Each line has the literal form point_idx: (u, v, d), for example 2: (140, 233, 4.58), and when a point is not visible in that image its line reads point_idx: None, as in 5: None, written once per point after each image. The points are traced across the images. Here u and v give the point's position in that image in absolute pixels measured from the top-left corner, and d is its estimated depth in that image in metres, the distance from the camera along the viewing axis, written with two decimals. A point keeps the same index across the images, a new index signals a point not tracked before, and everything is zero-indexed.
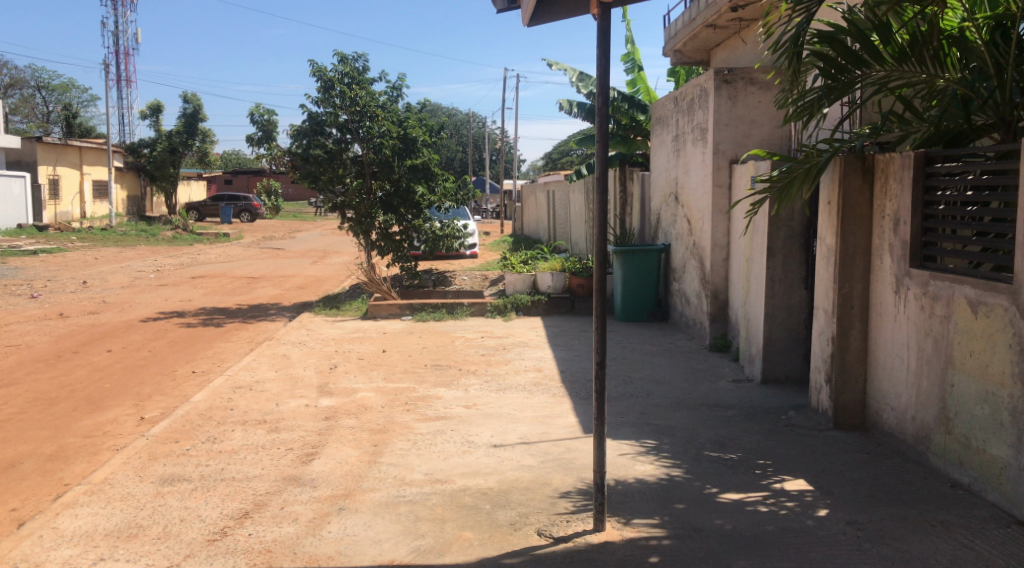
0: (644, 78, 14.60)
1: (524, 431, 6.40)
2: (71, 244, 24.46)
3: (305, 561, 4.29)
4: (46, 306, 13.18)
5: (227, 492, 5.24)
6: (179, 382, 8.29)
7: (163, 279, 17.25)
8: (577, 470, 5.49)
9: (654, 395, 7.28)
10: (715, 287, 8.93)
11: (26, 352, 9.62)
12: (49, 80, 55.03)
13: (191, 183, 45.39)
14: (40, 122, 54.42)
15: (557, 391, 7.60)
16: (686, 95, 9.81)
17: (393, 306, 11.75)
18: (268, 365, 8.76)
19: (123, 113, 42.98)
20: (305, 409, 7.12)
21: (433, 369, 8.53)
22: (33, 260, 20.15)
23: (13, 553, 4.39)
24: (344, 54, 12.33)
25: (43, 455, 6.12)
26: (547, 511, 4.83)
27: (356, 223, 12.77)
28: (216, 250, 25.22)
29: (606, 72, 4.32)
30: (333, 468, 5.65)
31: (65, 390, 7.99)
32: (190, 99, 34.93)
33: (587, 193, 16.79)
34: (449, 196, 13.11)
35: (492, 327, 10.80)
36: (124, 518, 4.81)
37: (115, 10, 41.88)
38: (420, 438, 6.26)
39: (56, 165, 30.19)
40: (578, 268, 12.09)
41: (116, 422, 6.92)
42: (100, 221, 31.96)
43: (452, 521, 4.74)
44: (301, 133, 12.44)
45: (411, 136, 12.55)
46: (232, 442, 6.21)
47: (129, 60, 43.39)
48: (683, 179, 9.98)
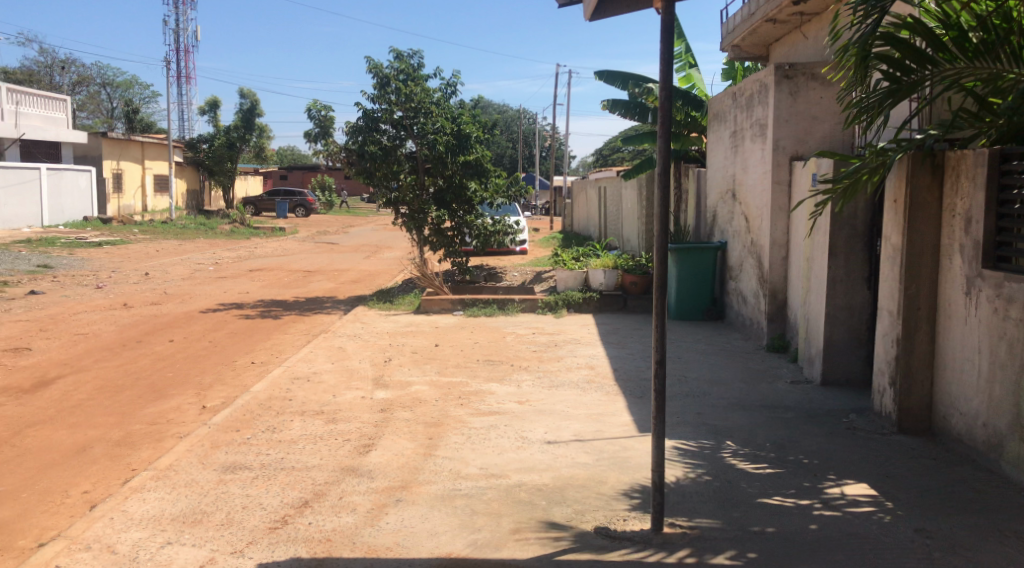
0: (697, 75, 14.37)
1: (578, 428, 6.37)
2: (134, 237, 25.15)
3: (364, 551, 4.34)
4: (111, 297, 13.55)
5: (287, 481, 5.33)
6: (238, 373, 8.46)
7: (222, 272, 17.62)
8: (633, 469, 5.45)
9: (711, 395, 7.18)
10: (774, 286, 8.77)
11: (94, 341, 9.93)
12: (114, 77, 56.60)
13: (247, 177, 46.15)
14: (105, 119, 56.15)
15: (610, 389, 7.55)
16: (745, 90, 9.62)
17: (444, 301, 11.84)
18: (325, 357, 8.88)
19: (182, 109, 44.11)
20: (361, 400, 7.21)
21: (486, 364, 8.54)
22: (98, 252, 20.76)
23: (86, 534, 4.52)
24: (400, 51, 12.50)
25: (111, 441, 6.30)
26: (604, 509, 4.81)
27: (409, 219, 12.87)
28: (273, 244, 25.70)
29: (671, 67, 4.28)
30: (390, 460, 5.71)
31: (130, 378, 8.22)
32: (247, 95, 35.58)
33: (640, 190, 16.58)
34: (501, 192, 13.10)
35: (543, 324, 10.76)
36: (189, 505, 4.93)
37: (176, 8, 42.93)
38: (475, 433, 6.30)
39: (120, 159, 31.11)
40: (630, 264, 12.01)
41: (180, 411, 7.10)
42: (160, 214, 32.78)
43: (508, 516, 4.75)
44: (356, 130, 12.59)
45: (465, 132, 12.52)
46: (291, 432, 6.32)
47: (189, 57, 44.40)
48: (741, 176, 9.83)
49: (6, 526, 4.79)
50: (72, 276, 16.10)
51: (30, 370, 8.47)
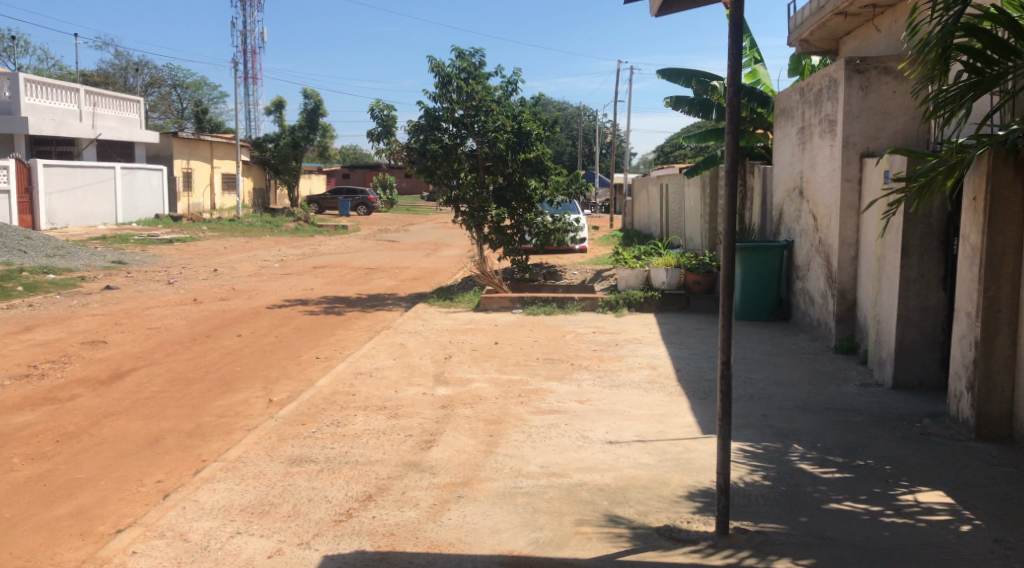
0: (763, 71, 14.10)
1: (640, 429, 6.31)
2: (203, 234, 25.87)
3: (427, 546, 4.38)
4: (181, 292, 13.96)
5: (351, 475, 5.41)
6: (303, 368, 8.62)
7: (287, 269, 17.97)
8: (697, 471, 5.38)
9: (776, 397, 7.03)
10: (842, 287, 8.54)
11: (166, 335, 10.25)
12: (184, 78, 58.27)
13: (311, 176, 47.11)
14: (176, 119, 57.90)
15: (673, 390, 7.46)
16: (813, 85, 9.39)
17: (504, 300, 11.86)
18: (386, 353, 8.99)
19: (248, 110, 45.18)
20: (422, 396, 7.28)
21: (546, 362, 8.53)
22: (168, 249, 21.43)
23: (160, 522, 4.66)
24: (461, 50, 12.60)
25: (183, 432, 6.49)
26: (666, 511, 4.76)
27: (469, 217, 12.89)
28: (336, 242, 26.11)
29: (740, 63, 4.19)
30: (451, 456, 5.74)
31: (201, 372, 8.46)
32: (311, 95, 36.20)
33: (702, 187, 16.34)
34: (561, 189, 13.04)
35: (603, 323, 10.69)
36: (257, 496, 5.04)
37: (244, 11, 43.95)
38: (535, 431, 6.29)
39: (190, 159, 32.05)
40: (693, 264, 11.85)
41: (247, 404, 7.28)
42: (228, 212, 33.68)
43: (570, 515, 4.73)
44: (418, 128, 12.75)
45: (526, 130, 12.46)
46: (355, 427, 6.41)
47: (256, 58, 45.43)
48: (809, 173, 9.60)
49: (86, 511, 4.97)
50: (144, 271, 16.65)
51: (107, 363, 8.79)
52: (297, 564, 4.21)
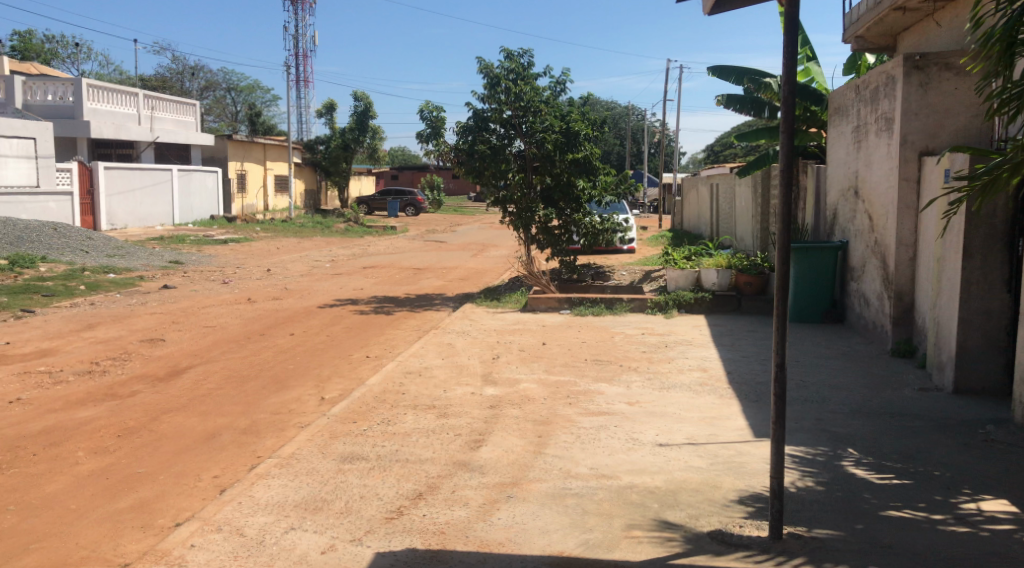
0: (816, 69, 13.84)
1: (691, 432, 6.25)
2: (256, 235, 26.40)
3: (477, 546, 4.40)
4: (236, 291, 14.27)
5: (402, 473, 5.47)
6: (354, 366, 8.74)
7: (337, 269, 18.23)
8: (749, 475, 5.30)
9: (831, 400, 6.89)
10: (900, 288, 8.33)
11: (221, 333, 10.49)
12: (238, 81, 59.50)
13: (361, 178, 47.72)
14: (230, 122, 59.17)
15: (724, 392, 7.36)
16: (870, 83, 9.20)
17: (551, 300, 11.85)
18: (435, 353, 9.06)
19: (300, 112, 45.96)
20: (471, 396, 7.32)
21: (595, 364, 8.50)
22: (223, 249, 21.93)
23: (218, 516, 4.77)
24: (510, 51, 12.60)
25: (239, 428, 6.63)
26: (718, 514, 4.70)
27: (516, 217, 12.93)
28: (385, 242, 26.37)
29: (795, 61, 4.13)
30: (501, 456, 5.76)
31: (255, 369, 8.64)
32: (361, 98, 36.66)
33: (754, 187, 16.10)
34: (609, 189, 12.98)
35: (653, 324, 10.60)
36: (310, 492, 5.12)
37: (295, 15, 44.72)
38: (584, 432, 6.27)
39: (244, 161, 32.74)
40: (745, 264, 11.68)
41: (300, 401, 7.40)
42: (280, 213, 34.31)
43: (620, 517, 4.70)
44: (467, 129, 12.84)
45: (574, 130, 12.43)
46: (405, 425, 6.47)
47: (307, 61, 46.18)
48: (864, 172, 9.40)
49: (147, 505, 5.12)
50: (200, 271, 17.06)
51: (165, 360, 9.02)
52: (350, 561, 4.27)
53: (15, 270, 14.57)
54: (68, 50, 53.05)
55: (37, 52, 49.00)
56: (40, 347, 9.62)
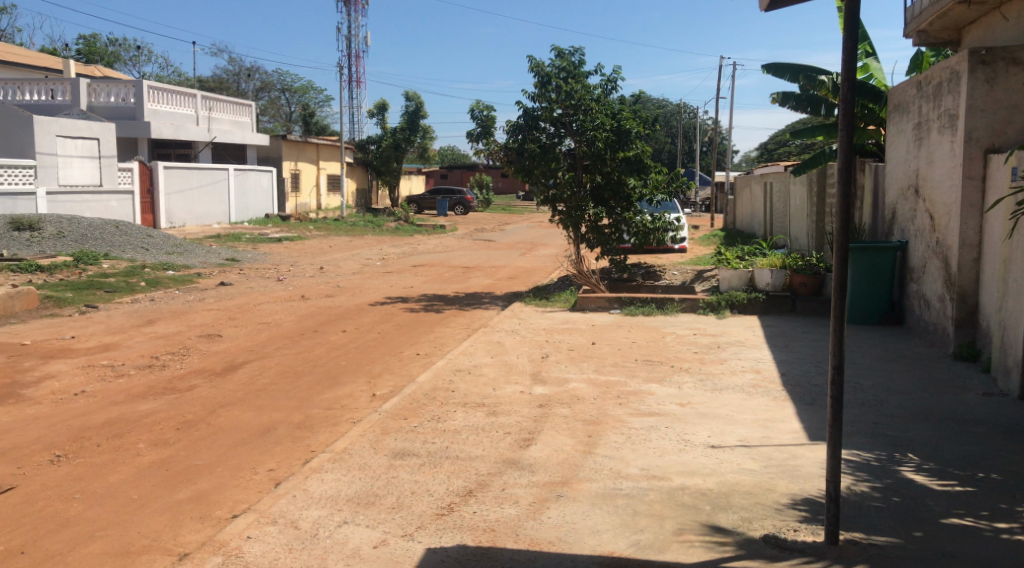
0: (875, 65, 13.51)
1: (744, 434, 6.16)
2: (309, 233, 26.84)
3: (527, 544, 4.40)
4: (289, 289, 14.53)
5: (452, 470, 5.50)
6: (405, 363, 8.82)
7: (388, 267, 18.43)
8: (804, 478, 5.20)
9: (889, 404, 6.73)
10: (962, 290, 8.08)
11: (276, 330, 10.70)
12: (292, 82, 60.57)
13: (411, 177, 48.14)
14: (284, 123, 60.27)
15: (778, 394, 7.24)
16: (932, 79, 8.94)
17: (601, 300, 11.79)
18: (485, 351, 9.09)
19: (353, 112, 46.59)
20: (520, 395, 7.33)
21: (645, 364, 8.43)
22: (277, 247, 22.36)
23: (273, 509, 4.87)
24: (561, 49, 12.58)
25: (293, 423, 6.75)
26: (772, 518, 4.63)
27: (566, 216, 12.92)
28: (435, 241, 26.55)
29: (855, 57, 4.03)
30: (551, 455, 5.75)
31: (309, 365, 8.79)
32: (413, 98, 36.97)
33: (810, 186, 15.77)
34: (661, 188, 12.82)
35: (705, 325, 10.48)
36: (363, 487, 5.19)
37: (348, 16, 45.32)
38: (634, 433, 6.23)
39: (298, 160, 33.32)
40: (800, 264, 11.45)
41: (352, 397, 7.50)
42: (332, 212, 34.82)
43: (672, 519, 4.66)
44: (517, 128, 12.87)
45: (625, 128, 12.35)
46: (455, 422, 6.51)
47: (359, 62, 46.76)
48: (925, 171, 9.15)
49: (205, 496, 5.24)
50: (255, 269, 17.42)
51: (222, 355, 9.24)
52: (401, 556, 4.31)
53: (79, 267, 15.06)
54: (130, 53, 54.61)
55: (101, 55, 50.57)
56: (103, 341, 9.93)
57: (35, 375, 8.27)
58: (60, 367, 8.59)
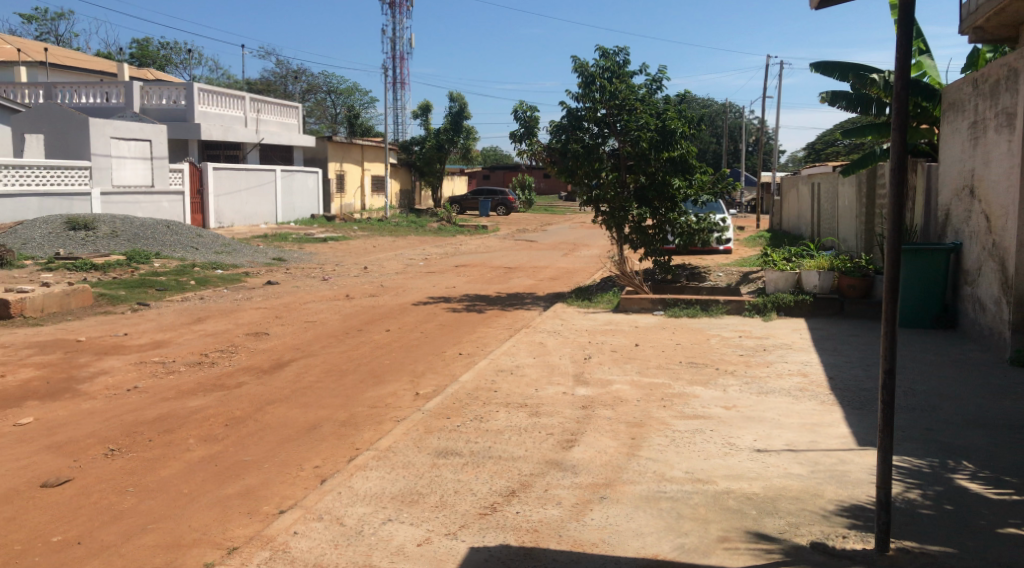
0: (929, 62, 13.18)
1: (791, 438, 6.06)
2: (354, 233, 27.13)
3: (570, 545, 4.39)
4: (334, 288, 14.72)
5: (495, 470, 5.51)
6: (447, 363, 8.87)
7: (431, 267, 18.55)
8: (854, 484, 5.10)
9: (942, 410, 6.56)
10: (1020, 293, 7.85)
11: (321, 329, 10.84)
12: (338, 84, 61.35)
13: (454, 178, 48.41)
14: (330, 124, 61.06)
15: (826, 398, 7.11)
16: (989, 76, 8.70)
17: (644, 301, 11.71)
18: (527, 352, 9.09)
19: (397, 113, 47.01)
20: (563, 396, 7.31)
21: (689, 366, 8.35)
22: (323, 247, 22.66)
23: (319, 505, 4.93)
24: (606, 48, 12.53)
25: (338, 421, 6.84)
26: (820, 524, 4.55)
27: (609, 217, 12.85)
28: (477, 241, 26.64)
29: (909, 55, 3.94)
30: (594, 457, 5.73)
31: (353, 364, 8.88)
32: (456, 99, 37.16)
33: (859, 187, 15.47)
34: (706, 189, 12.70)
35: (750, 327, 10.33)
36: (407, 485, 5.23)
37: (393, 18, 45.75)
38: (679, 436, 6.17)
39: (343, 162, 33.74)
40: (848, 266, 11.22)
41: (396, 396, 7.56)
42: (376, 212, 35.18)
43: (717, 523, 4.61)
44: (560, 128, 12.84)
45: (670, 128, 12.14)
46: (498, 423, 6.53)
47: (403, 64, 47.15)
48: (981, 170, 8.90)
49: (253, 491, 5.34)
50: (301, 268, 17.69)
51: (269, 353, 9.39)
52: (445, 554, 4.33)
53: (132, 265, 15.45)
54: (181, 57, 55.87)
55: (154, 59, 51.84)
56: (155, 338, 10.17)
57: (90, 370, 8.51)
58: (113, 363, 8.82)
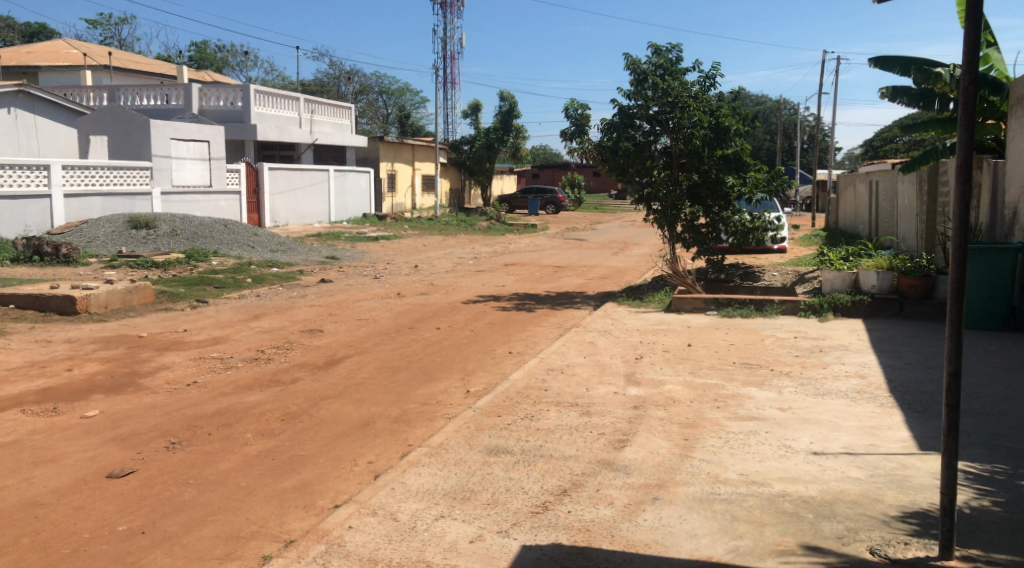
0: (996, 56, 12.75)
1: (849, 441, 5.93)
2: (404, 232, 27.38)
3: (623, 545, 4.36)
4: (386, 286, 14.89)
5: (546, 469, 5.51)
6: (498, 361, 8.90)
7: (481, 266, 18.62)
8: (915, 490, 4.96)
9: (1008, 415, 6.34)
10: None
11: (373, 326, 10.97)
12: (389, 84, 61.99)
13: (503, 177, 48.49)
14: (382, 124, 61.73)
15: (886, 401, 6.93)
16: None
17: (697, 300, 11.57)
18: (577, 351, 9.06)
19: (447, 113, 47.29)
20: (614, 396, 7.27)
21: (743, 367, 8.23)
22: (374, 245, 22.92)
23: (373, 500, 4.99)
24: (658, 46, 12.44)
25: (391, 417, 6.91)
26: (880, 529, 4.44)
27: (661, 215, 12.68)
28: (526, 240, 26.64)
29: (977, 49, 3.82)
30: (646, 457, 5.69)
31: (405, 361, 8.97)
32: (506, 98, 37.19)
33: (920, 185, 15.03)
34: (761, 187, 12.43)
35: (806, 328, 10.13)
36: (459, 482, 5.26)
37: (444, 18, 46.02)
38: (733, 437, 6.08)
39: (394, 161, 34.09)
40: (909, 266, 10.92)
41: (447, 394, 7.61)
42: (427, 211, 35.45)
43: (772, 526, 4.53)
44: (612, 126, 12.81)
45: (724, 125, 12.09)
46: (549, 422, 6.52)
47: (454, 63, 47.41)
48: None
49: (309, 485, 5.43)
50: (353, 266, 17.93)
51: (323, 350, 9.54)
52: (497, 552, 4.34)
53: (191, 263, 15.84)
54: (238, 59, 57.11)
55: (211, 61, 53.09)
56: (213, 334, 10.41)
57: (152, 365, 8.76)
58: (174, 358, 9.05)
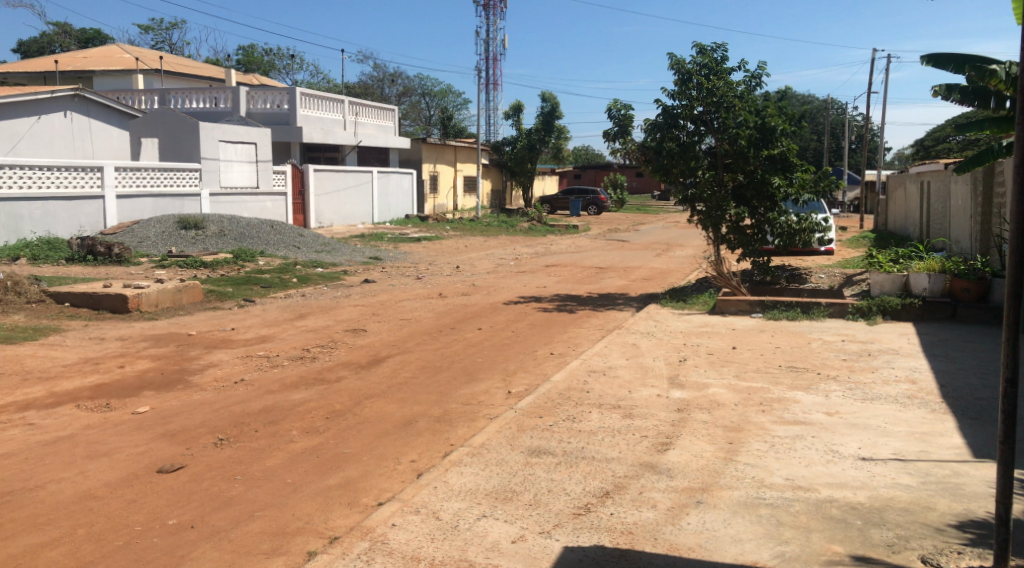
0: None
1: (899, 447, 5.80)
2: (446, 233, 27.52)
3: (666, 548, 4.33)
4: (428, 287, 14.99)
5: (588, 470, 5.49)
6: (539, 362, 8.89)
7: (522, 267, 18.63)
8: (969, 498, 4.83)
9: None
10: None
11: (416, 326, 11.05)
12: (432, 86, 62.39)
13: (545, 178, 48.46)
14: (424, 126, 62.15)
15: (937, 407, 6.76)
16: None
17: (741, 302, 11.43)
18: (619, 353, 9.01)
19: (489, 114, 47.44)
20: (657, 398, 7.21)
21: (789, 370, 8.10)
22: (416, 246, 23.08)
23: (416, 499, 5.02)
24: (703, 45, 12.31)
25: (433, 417, 6.95)
26: (932, 538, 4.33)
27: (705, 216, 12.62)
28: (568, 241, 26.57)
29: None
30: (689, 460, 5.63)
31: (447, 361, 9.02)
32: (549, 99, 37.14)
33: (974, 186, 14.63)
34: (808, 187, 12.15)
35: (854, 331, 9.93)
36: (501, 482, 5.27)
37: (487, 20, 46.17)
38: (778, 441, 5.99)
39: (436, 163, 34.32)
40: (962, 269, 10.63)
41: (489, 394, 7.63)
42: (468, 212, 35.60)
43: (819, 532, 4.46)
44: (655, 126, 12.73)
45: (770, 125, 11.95)
46: (591, 423, 6.49)
47: (497, 65, 47.52)
48: None
49: (354, 483, 5.49)
50: (396, 267, 18.08)
51: (367, 349, 9.64)
52: (539, 552, 4.34)
53: (239, 263, 16.14)
54: (285, 62, 58.05)
55: (258, 65, 54.03)
56: (260, 333, 10.59)
57: (201, 363, 8.94)
58: (222, 356, 9.23)
